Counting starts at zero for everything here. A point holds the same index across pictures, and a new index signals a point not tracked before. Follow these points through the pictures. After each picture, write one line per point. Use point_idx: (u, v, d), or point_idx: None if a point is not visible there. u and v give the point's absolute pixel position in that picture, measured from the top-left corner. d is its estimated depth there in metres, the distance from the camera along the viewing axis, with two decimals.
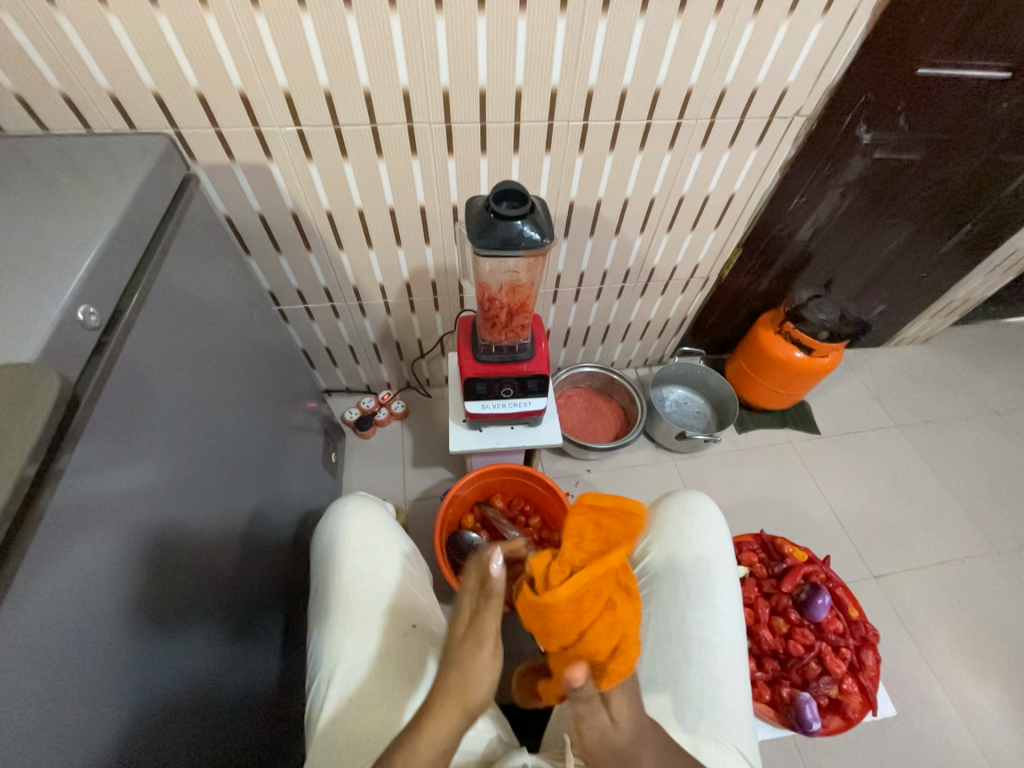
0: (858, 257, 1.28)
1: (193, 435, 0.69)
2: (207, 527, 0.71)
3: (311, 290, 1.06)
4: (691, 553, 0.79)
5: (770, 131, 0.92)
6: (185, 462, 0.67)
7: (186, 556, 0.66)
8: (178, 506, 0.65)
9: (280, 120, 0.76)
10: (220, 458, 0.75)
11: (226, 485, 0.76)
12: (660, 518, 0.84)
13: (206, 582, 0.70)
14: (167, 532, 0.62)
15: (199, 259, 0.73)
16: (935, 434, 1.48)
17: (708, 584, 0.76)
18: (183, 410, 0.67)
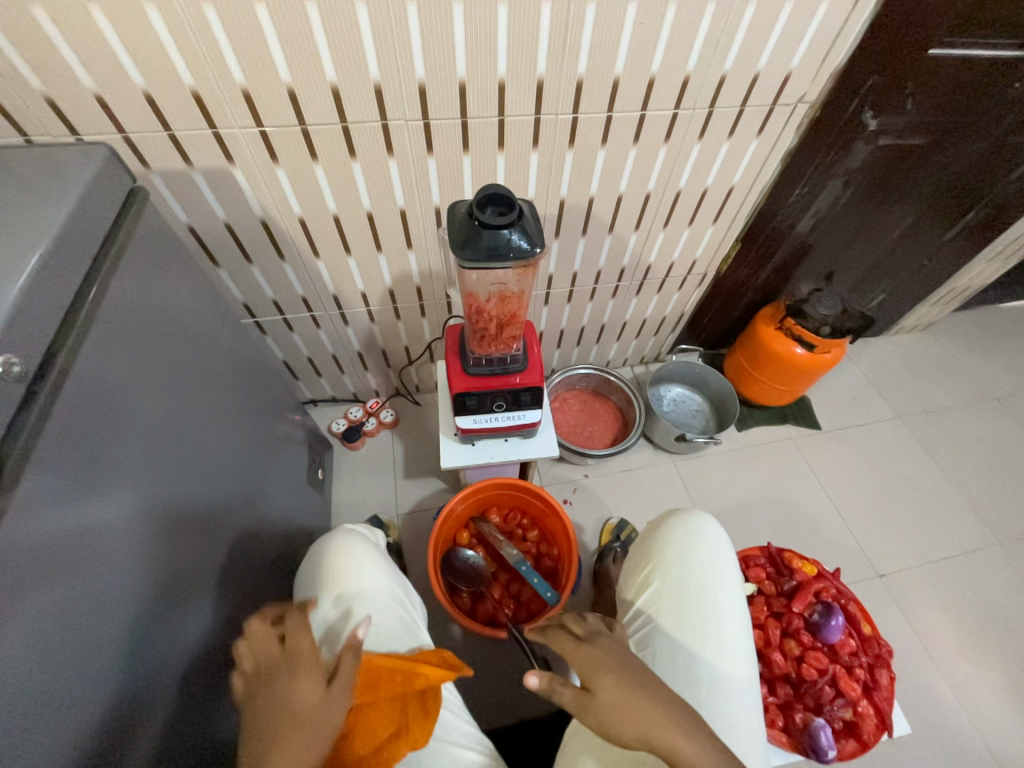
0: (860, 247, 1.23)
1: (161, 464, 0.63)
2: (183, 563, 0.65)
3: (287, 300, 1.00)
4: (696, 581, 0.77)
5: (772, 119, 0.86)
6: (154, 495, 0.61)
7: (161, 597, 0.60)
8: (148, 543, 0.59)
9: (239, 120, 0.69)
10: (197, 487, 0.70)
11: (204, 517, 0.71)
12: (663, 544, 0.81)
13: (187, 621, 0.65)
14: (135, 573, 0.56)
15: (159, 276, 0.67)
16: (936, 424, 1.45)
17: (715, 613, 0.74)
18: (148, 439, 0.61)
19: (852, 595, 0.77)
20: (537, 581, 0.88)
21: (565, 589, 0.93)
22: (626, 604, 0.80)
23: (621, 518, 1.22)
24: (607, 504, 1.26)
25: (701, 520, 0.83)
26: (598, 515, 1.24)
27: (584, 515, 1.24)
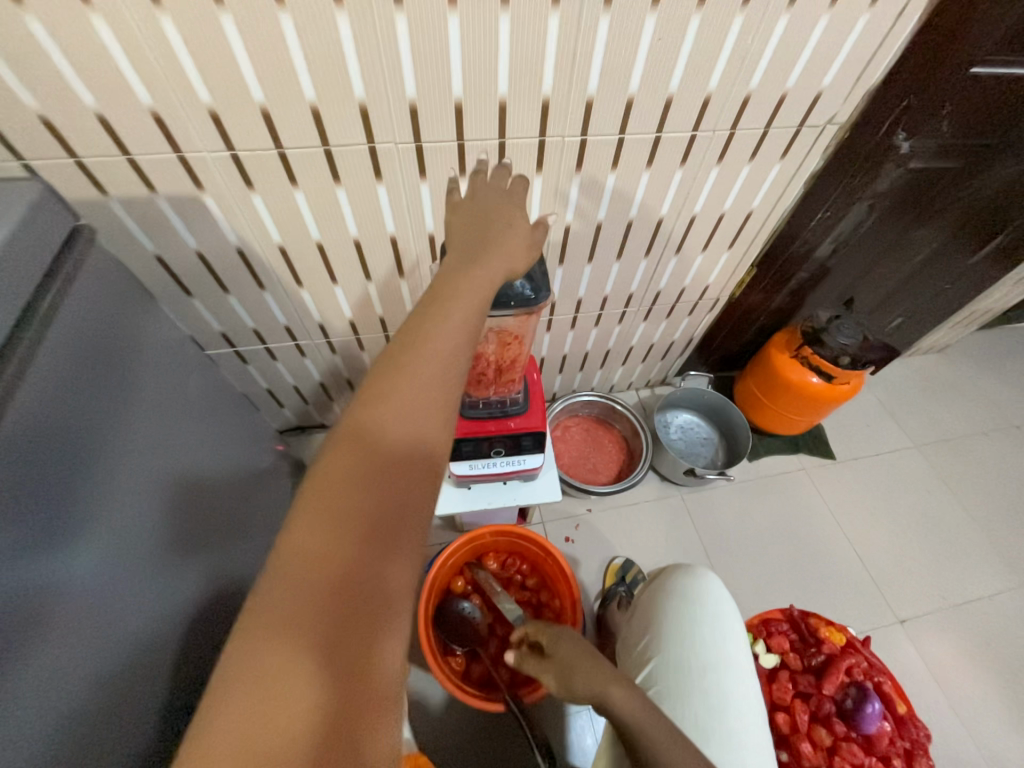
0: (881, 271, 1.16)
1: (132, 517, 0.54)
2: (153, 634, 0.57)
3: (269, 329, 0.92)
4: (697, 662, 0.67)
5: (797, 142, 0.79)
6: (120, 555, 0.52)
7: (123, 677, 0.52)
8: (110, 613, 0.50)
9: (206, 141, 0.61)
10: (172, 542, 0.62)
11: (177, 575, 0.63)
12: (660, 614, 0.71)
13: (152, 698, 0.56)
14: (91, 653, 0.47)
15: (122, 310, 0.58)
16: (956, 454, 1.39)
17: (725, 701, 0.64)
18: (116, 489, 0.52)
19: (885, 669, 0.72)
20: None
21: None
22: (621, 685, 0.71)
23: (626, 558, 1.15)
24: (611, 542, 1.18)
25: (698, 578, 0.73)
26: (601, 554, 1.17)
27: (586, 553, 1.17)
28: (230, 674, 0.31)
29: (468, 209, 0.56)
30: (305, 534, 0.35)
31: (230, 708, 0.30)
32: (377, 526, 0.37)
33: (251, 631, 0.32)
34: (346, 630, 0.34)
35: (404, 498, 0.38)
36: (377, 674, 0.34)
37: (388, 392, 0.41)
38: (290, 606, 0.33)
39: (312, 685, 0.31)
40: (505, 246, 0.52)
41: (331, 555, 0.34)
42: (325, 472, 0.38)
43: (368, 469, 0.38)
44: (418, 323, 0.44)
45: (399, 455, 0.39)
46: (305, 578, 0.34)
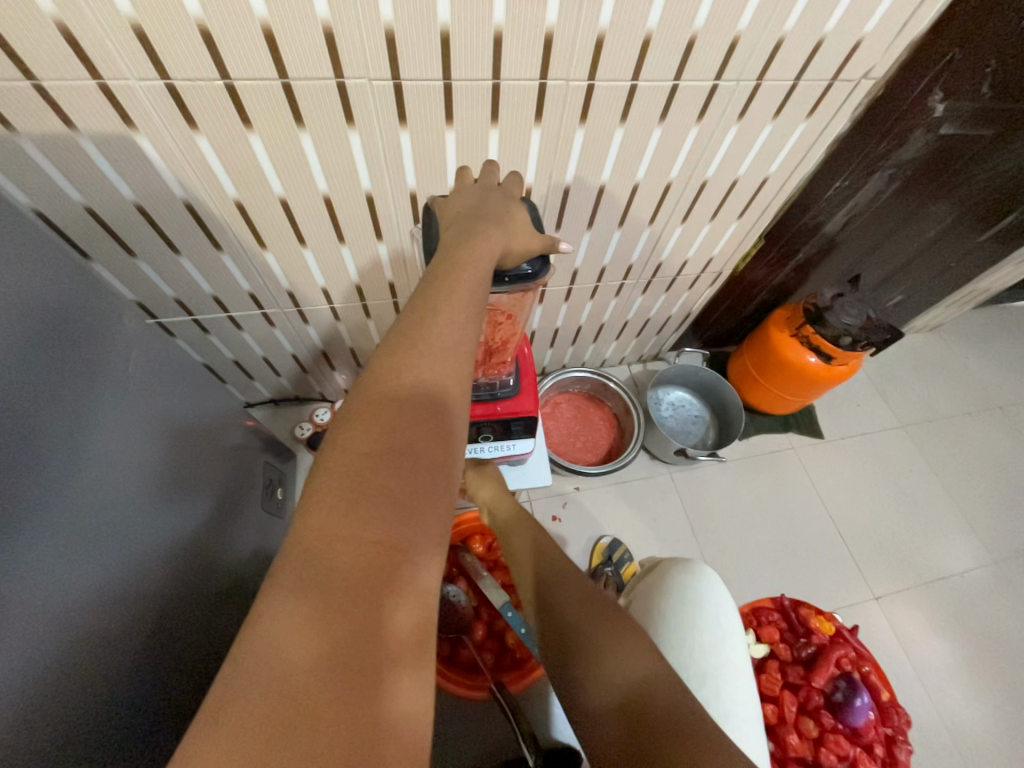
0: (890, 247, 1.10)
1: (76, 507, 0.47)
2: (123, 640, 0.50)
3: (231, 296, 0.82)
4: (697, 667, 0.65)
5: (827, 99, 0.71)
6: (62, 550, 0.44)
7: (81, 690, 0.45)
8: (53, 615, 0.43)
9: (134, 66, 0.50)
10: (134, 539, 0.54)
11: (149, 577, 0.55)
12: (657, 616, 0.69)
13: (124, 712, 0.49)
14: (31, 661, 0.40)
15: (36, 269, 0.47)
16: (940, 435, 1.39)
17: (725, 703, 0.63)
18: (50, 474, 0.45)
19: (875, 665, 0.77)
20: (524, 633, 0.77)
21: None
22: None
23: (613, 537, 1.13)
24: (598, 521, 1.16)
25: (693, 576, 0.71)
26: (589, 534, 1.14)
27: (573, 532, 1.14)
28: (256, 615, 0.29)
29: (470, 194, 0.52)
30: (330, 478, 0.34)
31: (255, 649, 0.28)
32: (399, 472, 0.35)
33: (277, 577, 0.31)
34: (370, 573, 0.32)
35: (427, 446, 0.37)
36: (399, 622, 0.31)
37: (411, 347, 0.39)
38: (311, 560, 0.31)
39: (338, 624, 0.29)
40: (507, 228, 0.48)
41: (356, 498, 0.33)
42: (349, 419, 0.36)
43: (390, 415, 0.36)
44: (433, 278, 0.43)
45: (420, 404, 0.38)
46: (330, 521, 0.32)
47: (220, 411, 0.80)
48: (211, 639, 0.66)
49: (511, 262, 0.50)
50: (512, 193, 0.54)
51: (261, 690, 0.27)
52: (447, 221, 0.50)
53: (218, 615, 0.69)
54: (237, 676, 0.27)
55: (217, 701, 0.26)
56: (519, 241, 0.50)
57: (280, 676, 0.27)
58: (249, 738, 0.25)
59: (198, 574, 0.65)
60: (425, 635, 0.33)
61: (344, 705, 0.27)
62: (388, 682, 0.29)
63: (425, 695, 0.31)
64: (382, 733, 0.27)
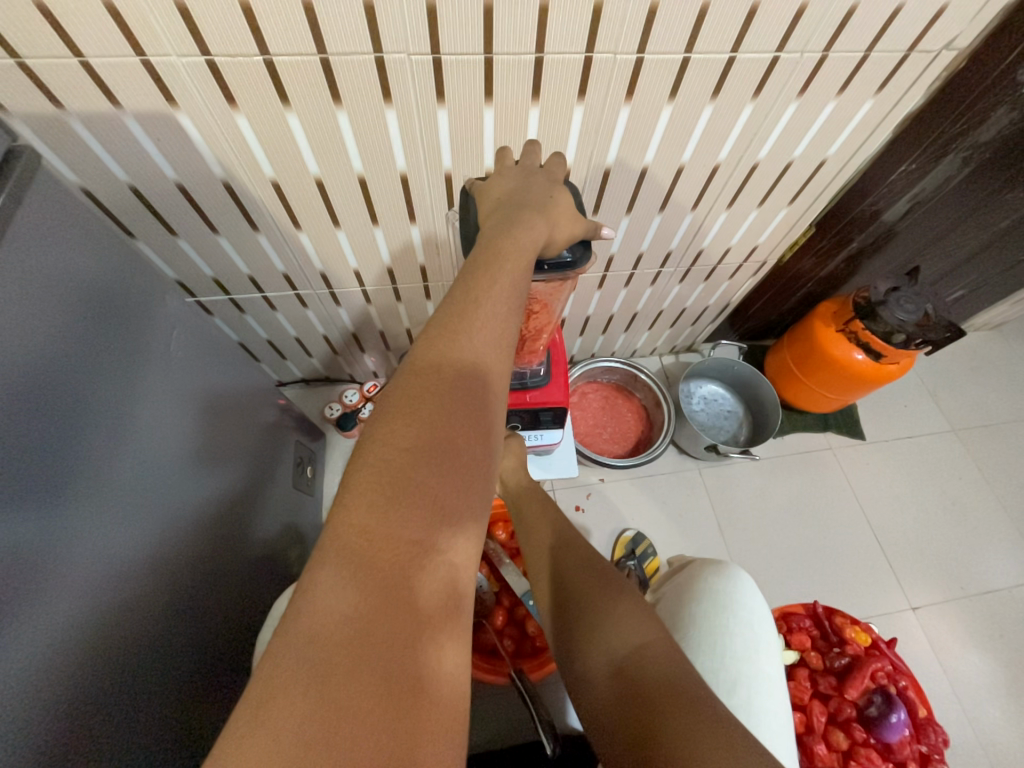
0: (956, 238, 1.01)
1: (114, 481, 0.48)
2: (154, 609, 0.52)
3: (266, 277, 0.83)
4: (725, 674, 0.64)
5: (900, 72, 0.64)
6: (99, 522, 0.46)
7: (113, 654, 0.47)
8: (88, 583, 0.45)
9: (176, 41, 0.50)
10: (169, 513, 0.56)
11: (182, 550, 0.57)
12: (685, 618, 0.68)
13: (152, 676, 0.51)
14: (64, 626, 0.42)
15: (83, 248, 0.48)
16: (996, 441, 1.30)
17: (754, 709, 0.62)
18: (91, 448, 0.46)
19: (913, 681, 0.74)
20: None
21: None
22: None
23: (637, 531, 1.12)
24: (623, 514, 1.15)
25: (726, 579, 0.70)
26: (612, 526, 1.13)
27: (597, 524, 1.13)
28: (297, 606, 0.29)
29: (512, 177, 0.50)
30: (369, 473, 0.33)
31: (297, 642, 0.28)
32: (438, 469, 0.34)
33: (320, 555, 0.31)
34: (408, 570, 0.31)
35: (466, 443, 0.36)
36: (439, 609, 0.32)
37: (455, 333, 0.38)
38: (353, 542, 0.31)
39: (377, 621, 0.29)
40: (549, 214, 0.46)
41: (395, 495, 0.33)
42: (387, 413, 0.36)
43: (429, 410, 0.36)
44: (474, 267, 0.41)
45: (459, 400, 0.37)
46: (369, 518, 0.32)
47: (255, 390, 0.82)
48: (244, 608, 0.69)
49: (552, 249, 0.48)
50: (557, 175, 0.51)
51: (303, 682, 0.27)
52: (489, 206, 0.48)
53: (250, 586, 0.71)
54: (280, 662, 0.27)
55: (259, 690, 0.27)
56: (562, 230, 0.47)
57: (322, 650, 0.28)
58: (291, 730, 0.25)
59: (232, 547, 0.67)
60: (461, 631, 0.32)
61: (382, 701, 0.27)
62: (424, 678, 0.29)
63: (460, 692, 0.31)
64: (419, 728, 0.27)
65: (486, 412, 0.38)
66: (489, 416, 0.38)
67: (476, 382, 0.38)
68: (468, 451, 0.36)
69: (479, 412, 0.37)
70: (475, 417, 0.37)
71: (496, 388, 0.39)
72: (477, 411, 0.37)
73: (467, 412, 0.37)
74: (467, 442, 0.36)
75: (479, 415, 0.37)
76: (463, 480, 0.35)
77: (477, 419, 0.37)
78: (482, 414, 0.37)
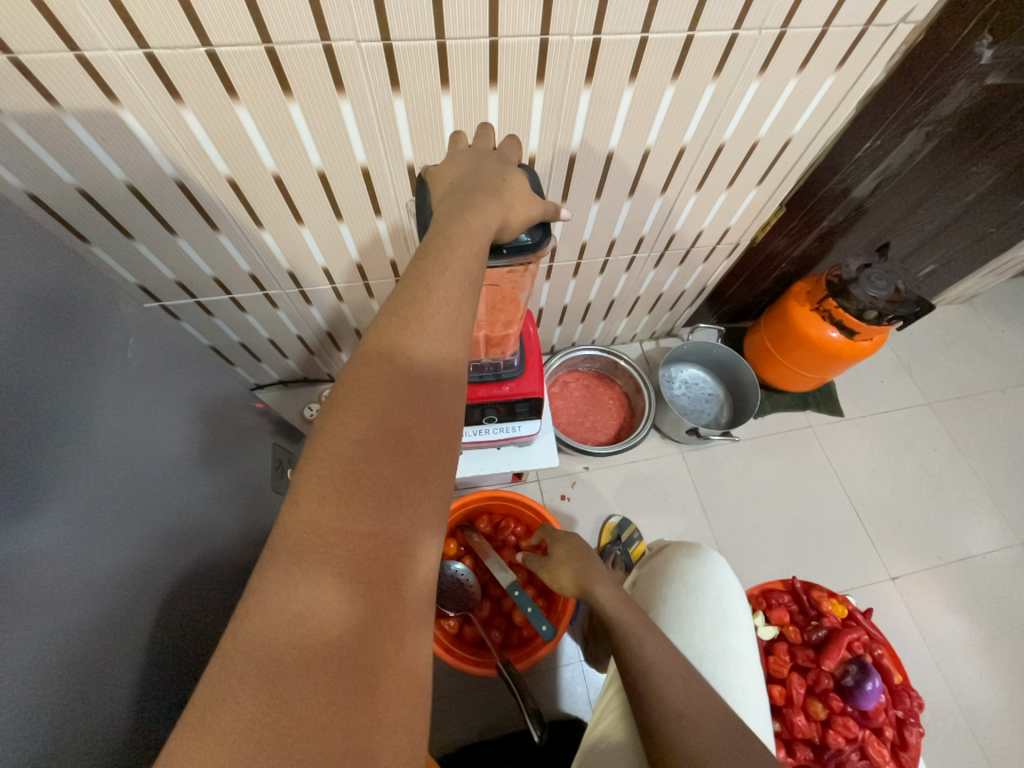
0: (924, 213, 1.02)
1: (78, 492, 0.47)
2: (130, 621, 0.50)
3: (232, 278, 0.81)
4: (696, 651, 0.65)
5: (860, 48, 0.64)
6: (64, 533, 0.45)
7: (93, 669, 0.45)
8: (62, 599, 0.44)
9: (109, 33, 0.47)
10: (146, 522, 0.55)
11: (160, 560, 0.56)
12: (661, 599, 0.69)
13: (133, 689, 0.50)
14: (34, 644, 0.41)
15: (24, 253, 0.46)
16: (969, 412, 1.33)
17: (727, 684, 0.63)
18: (50, 457, 0.45)
19: (886, 649, 0.76)
20: (532, 611, 0.78)
21: (563, 623, 0.82)
22: (601, 713, 0.68)
23: (622, 516, 1.12)
24: (608, 501, 1.15)
25: (697, 560, 0.71)
26: (598, 512, 1.14)
27: (582, 511, 1.14)
28: (247, 607, 0.29)
29: (464, 161, 0.49)
30: (321, 468, 0.32)
31: (248, 643, 0.28)
32: (394, 461, 0.34)
33: (272, 552, 0.30)
34: (367, 565, 0.31)
35: (423, 433, 0.35)
36: (396, 603, 0.32)
37: (407, 324, 0.37)
38: (304, 542, 0.31)
39: (331, 619, 0.29)
40: (502, 197, 0.45)
41: (349, 489, 0.32)
42: (338, 405, 0.35)
43: (383, 402, 0.35)
44: (425, 255, 0.40)
45: (415, 390, 0.36)
46: (322, 514, 0.31)
47: (227, 394, 0.80)
48: (229, 614, 0.68)
49: (509, 233, 0.48)
50: (510, 158, 0.50)
51: (255, 685, 0.27)
52: (441, 193, 0.47)
53: (233, 593, 0.70)
54: (231, 663, 0.27)
55: (206, 694, 0.26)
56: (517, 213, 0.47)
57: (273, 649, 0.28)
58: (244, 732, 0.25)
59: (210, 555, 0.66)
60: (422, 620, 0.33)
61: (338, 698, 0.28)
62: (382, 671, 0.29)
63: (419, 684, 0.31)
64: (378, 723, 0.28)
65: (444, 407, 0.37)
66: (448, 410, 0.37)
67: (433, 375, 0.37)
68: (427, 446, 0.35)
69: (437, 406, 0.37)
70: (431, 411, 0.36)
71: (454, 382, 0.38)
72: (434, 405, 0.37)
73: (423, 407, 0.36)
74: (425, 437, 0.35)
75: (436, 408, 0.37)
76: (422, 477, 0.35)
77: (434, 413, 0.36)
78: (439, 408, 0.37)
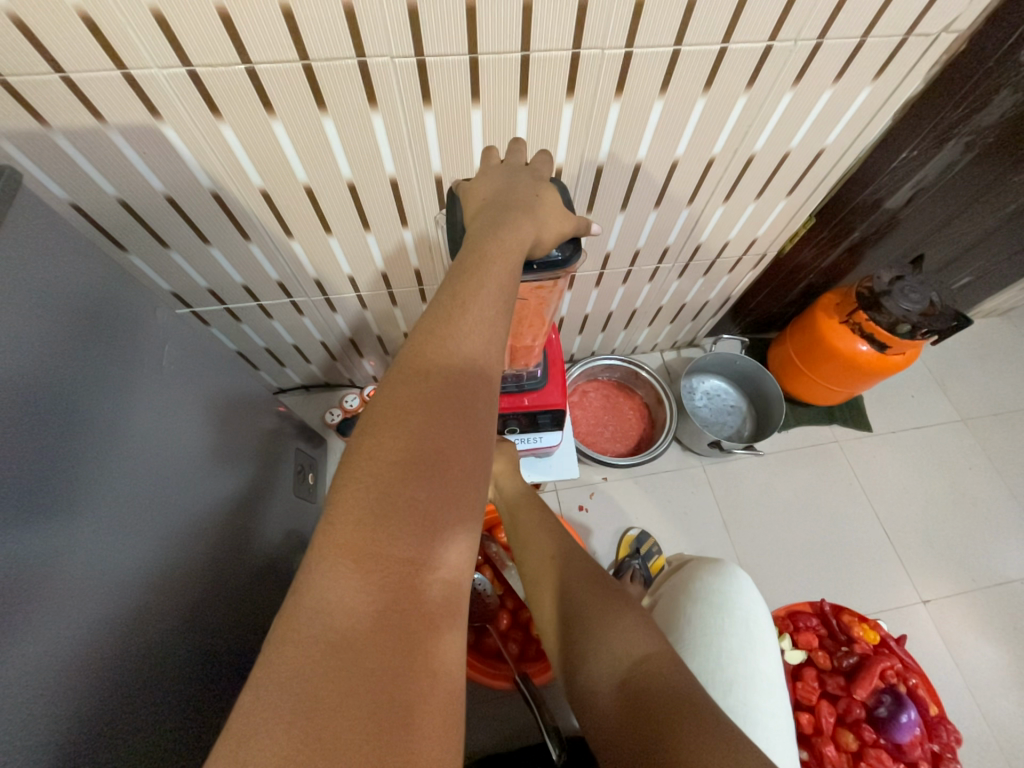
0: (961, 225, 0.99)
1: (113, 498, 0.48)
2: (156, 624, 0.51)
3: (260, 285, 0.83)
4: (723, 674, 0.63)
5: (899, 57, 0.63)
6: (99, 538, 0.46)
7: (122, 671, 0.46)
8: (94, 602, 0.45)
9: (154, 52, 0.49)
10: (176, 527, 0.56)
11: (187, 564, 0.57)
12: (685, 618, 0.68)
13: (159, 692, 0.50)
14: (66, 646, 0.42)
15: (69, 262, 0.48)
16: (1006, 429, 1.28)
17: (757, 710, 0.61)
18: (85, 464, 0.46)
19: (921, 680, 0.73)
20: None
21: None
22: None
23: (641, 529, 1.11)
24: (626, 513, 1.14)
25: (722, 578, 0.70)
26: (616, 524, 1.12)
27: (600, 523, 1.12)
28: (282, 632, 0.29)
29: (496, 177, 0.50)
30: (356, 490, 0.32)
31: (281, 669, 0.28)
32: (427, 484, 0.34)
33: (307, 575, 0.31)
34: (400, 592, 0.31)
35: (456, 454, 0.35)
36: (428, 631, 0.31)
37: (440, 341, 0.37)
38: (338, 563, 0.31)
39: (364, 645, 0.29)
40: (535, 213, 0.45)
41: (384, 511, 0.32)
42: (375, 424, 0.35)
43: (418, 422, 0.35)
44: (460, 271, 0.40)
45: (450, 408, 0.36)
46: (357, 537, 0.31)
47: (253, 399, 0.81)
48: (252, 618, 0.69)
49: (541, 249, 0.47)
50: (542, 174, 0.51)
51: (287, 715, 0.26)
52: (473, 208, 0.47)
53: (257, 597, 0.71)
54: (265, 691, 0.27)
55: (241, 723, 0.26)
56: (550, 229, 0.47)
57: (304, 674, 0.28)
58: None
59: (235, 559, 0.67)
60: (453, 649, 0.32)
61: (370, 736, 0.27)
62: (415, 707, 0.29)
63: (454, 718, 0.30)
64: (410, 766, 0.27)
65: (478, 424, 0.37)
66: (482, 428, 0.37)
67: (468, 394, 0.37)
68: (460, 466, 0.35)
69: (470, 423, 0.37)
70: (464, 430, 0.36)
71: (486, 400, 0.38)
72: (468, 424, 0.36)
73: (456, 426, 0.36)
74: (457, 456, 0.35)
75: (470, 427, 0.36)
76: (454, 496, 0.35)
77: (466, 433, 0.36)
78: (473, 427, 0.37)
